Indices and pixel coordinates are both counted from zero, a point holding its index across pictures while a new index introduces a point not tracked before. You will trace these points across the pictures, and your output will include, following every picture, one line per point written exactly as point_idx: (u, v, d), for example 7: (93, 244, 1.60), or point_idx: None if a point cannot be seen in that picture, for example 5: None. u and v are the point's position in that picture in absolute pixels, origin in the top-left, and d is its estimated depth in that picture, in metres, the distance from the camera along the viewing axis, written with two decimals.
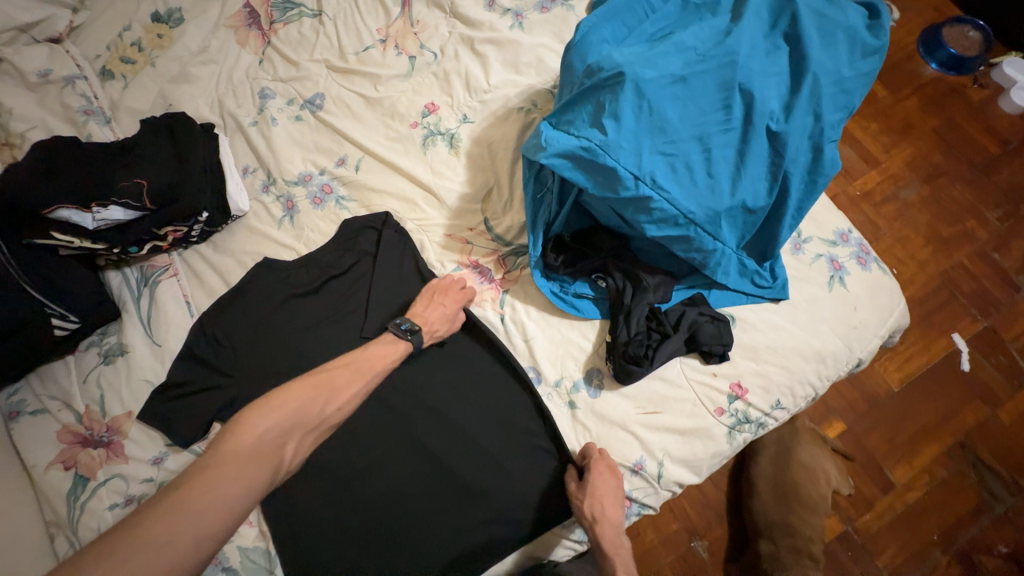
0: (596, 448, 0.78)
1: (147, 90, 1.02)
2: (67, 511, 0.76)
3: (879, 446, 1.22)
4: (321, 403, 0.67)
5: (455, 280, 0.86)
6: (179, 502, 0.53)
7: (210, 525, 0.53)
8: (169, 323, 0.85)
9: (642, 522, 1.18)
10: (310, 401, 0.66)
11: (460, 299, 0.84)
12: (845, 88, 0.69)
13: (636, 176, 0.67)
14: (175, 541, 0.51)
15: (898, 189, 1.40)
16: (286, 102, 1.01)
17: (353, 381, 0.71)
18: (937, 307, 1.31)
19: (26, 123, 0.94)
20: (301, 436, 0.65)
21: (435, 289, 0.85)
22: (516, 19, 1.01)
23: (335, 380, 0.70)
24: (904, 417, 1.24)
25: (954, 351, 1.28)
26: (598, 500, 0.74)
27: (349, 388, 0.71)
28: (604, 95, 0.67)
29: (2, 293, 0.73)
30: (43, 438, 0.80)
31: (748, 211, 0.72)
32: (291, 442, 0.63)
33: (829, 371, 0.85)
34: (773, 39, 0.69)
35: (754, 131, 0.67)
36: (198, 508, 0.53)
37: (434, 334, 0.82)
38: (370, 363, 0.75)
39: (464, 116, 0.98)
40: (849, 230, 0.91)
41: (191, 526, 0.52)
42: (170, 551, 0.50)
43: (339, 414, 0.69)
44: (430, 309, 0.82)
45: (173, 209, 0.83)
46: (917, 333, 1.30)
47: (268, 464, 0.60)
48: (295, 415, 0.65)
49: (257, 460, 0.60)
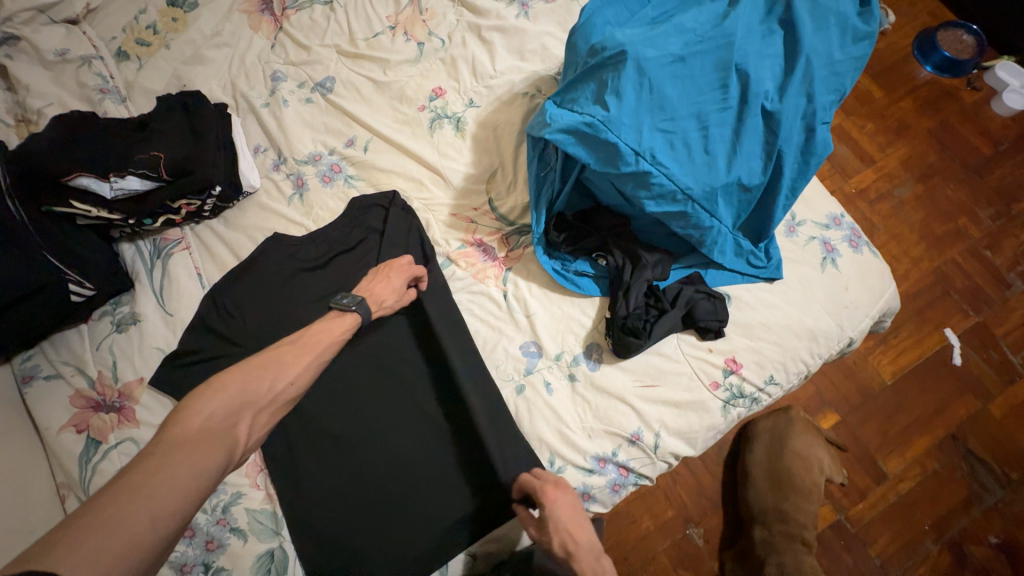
0: (530, 477, 0.74)
1: (161, 71, 1.04)
2: (79, 473, 0.78)
3: (872, 438, 1.24)
4: (267, 379, 0.64)
5: (399, 257, 0.87)
6: (129, 486, 0.48)
7: (163, 504, 0.48)
8: (180, 293, 0.88)
9: (639, 509, 1.20)
10: (254, 380, 0.63)
11: (406, 273, 0.84)
12: (836, 71, 0.72)
13: (637, 151, 0.70)
14: (134, 522, 0.46)
15: (892, 187, 1.43)
16: (297, 84, 1.04)
17: (304, 355, 0.69)
18: (930, 302, 1.35)
19: (43, 100, 0.97)
20: (253, 414, 0.61)
21: (380, 268, 0.85)
22: (522, 9, 1.05)
23: (284, 356, 0.67)
24: (897, 409, 1.26)
25: (946, 345, 1.31)
26: (559, 518, 0.70)
27: (300, 362, 0.68)
28: (606, 73, 0.71)
29: (24, 257, 0.76)
30: (56, 402, 0.82)
31: (743, 189, 0.75)
32: (243, 421, 0.60)
33: (821, 349, 0.88)
34: (769, 23, 0.73)
35: (750, 110, 0.70)
36: (153, 490, 0.49)
37: (382, 307, 0.82)
38: (316, 339, 0.71)
39: (470, 101, 1.01)
40: (842, 215, 0.94)
41: (142, 509, 0.47)
42: (129, 532, 0.46)
43: (292, 388, 0.66)
44: (376, 283, 0.82)
45: (186, 182, 0.85)
46: (910, 327, 1.33)
47: (219, 445, 0.56)
48: (243, 394, 0.61)
49: (210, 440, 0.55)
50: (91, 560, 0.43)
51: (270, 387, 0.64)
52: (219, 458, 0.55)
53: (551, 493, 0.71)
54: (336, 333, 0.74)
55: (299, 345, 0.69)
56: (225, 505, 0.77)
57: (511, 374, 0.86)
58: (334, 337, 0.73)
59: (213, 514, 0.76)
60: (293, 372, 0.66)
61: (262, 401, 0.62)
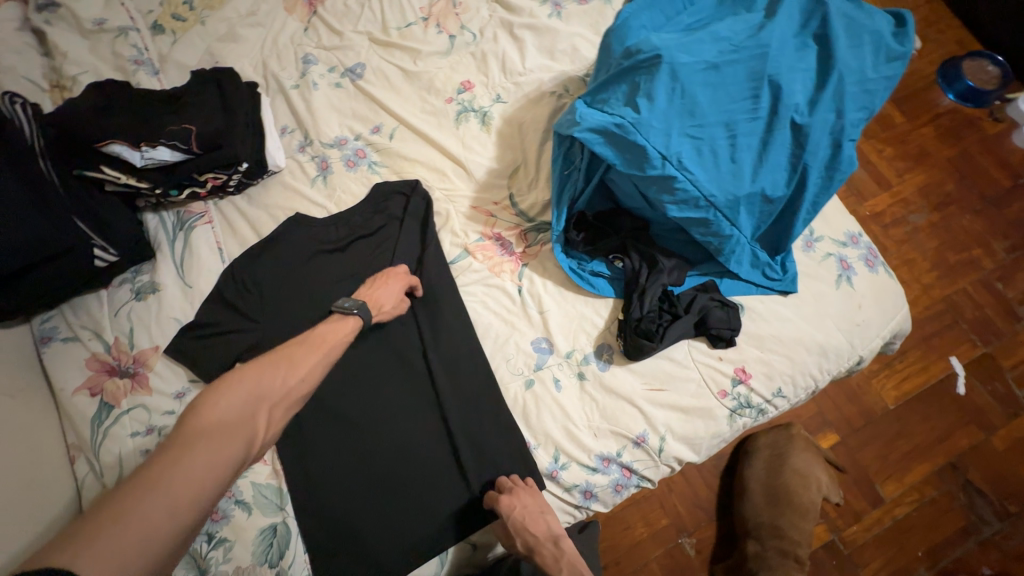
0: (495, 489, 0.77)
1: (195, 47, 1.06)
2: (90, 435, 0.79)
3: (871, 462, 1.24)
4: (280, 374, 0.65)
5: (394, 266, 0.88)
6: (145, 480, 0.49)
7: (179, 500, 0.49)
8: (200, 266, 0.89)
9: (633, 515, 1.20)
10: (268, 375, 0.64)
11: (403, 281, 0.86)
12: (868, 88, 0.73)
13: (664, 155, 0.70)
14: (150, 517, 0.47)
15: (908, 213, 1.43)
16: (328, 69, 1.05)
17: (315, 353, 0.69)
18: (938, 330, 1.35)
19: (78, 68, 0.99)
20: (268, 407, 0.61)
21: (378, 275, 0.87)
22: (555, 9, 1.06)
23: (295, 354, 0.68)
24: (898, 434, 1.26)
25: (951, 374, 1.31)
26: (523, 521, 0.74)
27: (310, 359, 0.69)
28: (639, 76, 0.71)
29: (56, 219, 0.76)
30: (72, 364, 0.83)
31: (766, 200, 0.76)
32: (259, 415, 0.60)
33: (830, 365, 0.88)
34: (803, 37, 0.73)
35: (779, 122, 0.71)
36: (169, 483, 0.49)
37: (382, 312, 0.83)
38: (322, 338, 0.72)
39: (497, 96, 1.02)
40: (859, 233, 0.94)
41: (158, 504, 0.48)
42: (146, 525, 0.46)
43: (304, 384, 0.67)
44: (374, 289, 0.84)
45: (216, 156, 0.85)
46: (917, 354, 1.33)
47: (237, 439, 0.56)
48: (257, 389, 0.62)
49: (227, 434, 0.56)
50: (110, 553, 0.44)
51: (283, 383, 0.64)
52: (235, 452, 0.55)
53: (507, 500, 0.75)
54: (337, 336, 0.74)
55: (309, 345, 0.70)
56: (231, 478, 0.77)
57: (520, 368, 0.87)
58: (337, 339, 0.74)
59: None
60: (302, 369, 0.67)
61: (274, 397, 0.63)
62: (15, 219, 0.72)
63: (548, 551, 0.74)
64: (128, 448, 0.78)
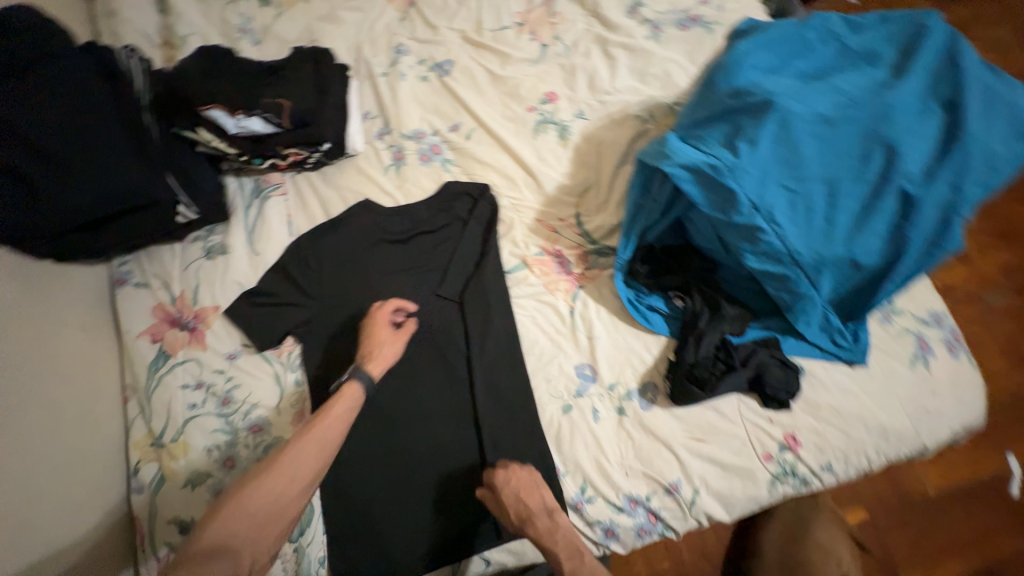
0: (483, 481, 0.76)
1: (296, 22, 1.10)
2: (145, 380, 0.83)
3: (905, 553, 1.15)
4: (269, 483, 0.63)
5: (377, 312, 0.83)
6: None
7: None
8: (269, 235, 0.91)
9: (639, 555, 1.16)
10: (254, 488, 0.63)
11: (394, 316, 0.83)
12: (994, 166, 0.67)
13: (755, 205, 0.67)
14: None
15: (989, 294, 1.32)
16: (417, 61, 1.07)
17: (310, 448, 0.67)
18: (1003, 426, 1.24)
19: (189, 29, 1.04)
20: (257, 522, 0.61)
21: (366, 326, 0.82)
22: (653, 31, 1.03)
23: (284, 456, 0.66)
24: (939, 529, 1.17)
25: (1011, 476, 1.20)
26: (517, 489, 0.74)
27: (300, 457, 0.66)
28: (744, 119, 0.69)
29: (150, 172, 0.80)
30: (140, 308, 0.87)
31: (854, 267, 0.72)
32: (251, 531, 0.60)
33: (890, 449, 0.82)
34: (929, 103, 0.69)
35: (886, 189, 0.67)
36: None
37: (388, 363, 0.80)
38: (316, 424, 0.70)
39: (579, 112, 1.00)
40: (944, 314, 0.88)
41: None
42: None
43: (296, 485, 0.64)
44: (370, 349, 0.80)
45: (303, 133, 0.88)
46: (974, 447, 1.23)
47: (223, 561, 0.56)
48: (243, 501, 0.62)
49: (213, 558, 0.56)
50: None
51: (281, 488, 0.63)
52: None
53: (499, 474, 0.75)
54: (336, 413, 0.71)
55: (310, 433, 0.68)
56: (267, 447, 0.80)
57: (560, 392, 0.85)
58: (335, 417, 0.71)
59: (255, 451, 0.79)
60: (291, 468, 0.65)
61: (260, 512, 0.61)
62: (111, 168, 0.76)
63: (542, 523, 0.71)
64: (177, 399, 0.82)
